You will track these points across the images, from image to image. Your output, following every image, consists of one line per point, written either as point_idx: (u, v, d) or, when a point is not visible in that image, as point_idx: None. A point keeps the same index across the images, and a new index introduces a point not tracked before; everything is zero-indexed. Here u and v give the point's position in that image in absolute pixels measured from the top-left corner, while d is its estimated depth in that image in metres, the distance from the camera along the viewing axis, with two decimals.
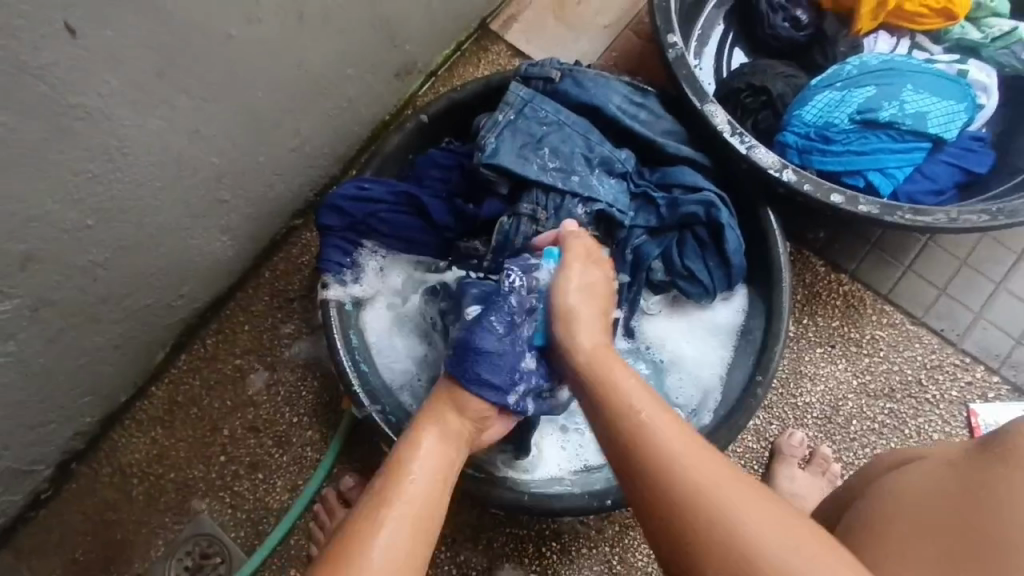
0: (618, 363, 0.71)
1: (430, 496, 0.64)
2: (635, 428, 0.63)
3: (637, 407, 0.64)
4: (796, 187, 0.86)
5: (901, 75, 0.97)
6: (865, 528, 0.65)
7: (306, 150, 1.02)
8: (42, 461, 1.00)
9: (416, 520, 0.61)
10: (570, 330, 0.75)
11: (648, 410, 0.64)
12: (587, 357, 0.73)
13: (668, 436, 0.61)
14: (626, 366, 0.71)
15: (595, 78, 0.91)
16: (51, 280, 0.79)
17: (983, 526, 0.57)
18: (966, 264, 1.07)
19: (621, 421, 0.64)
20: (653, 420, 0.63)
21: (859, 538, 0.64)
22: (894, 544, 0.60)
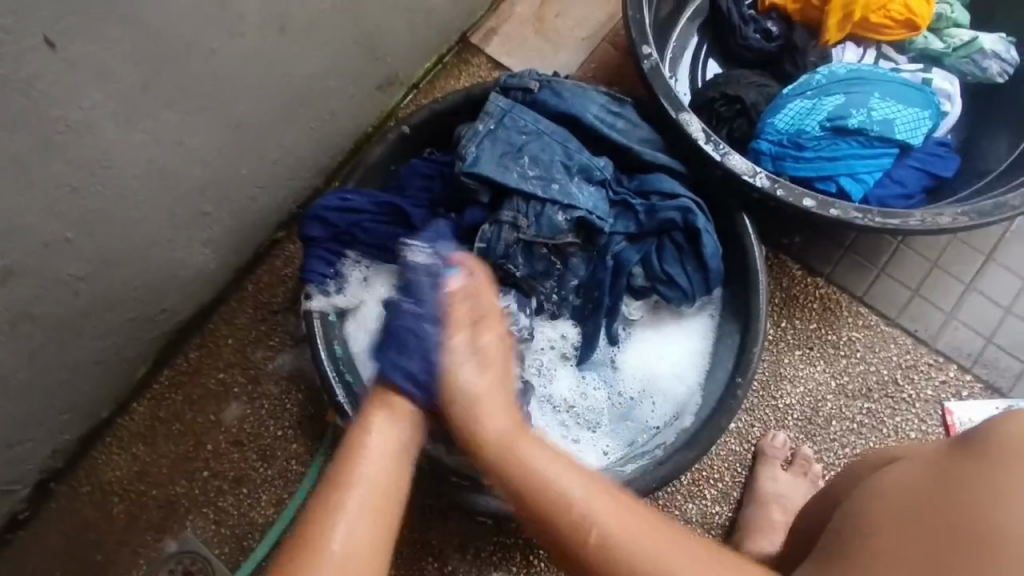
0: (524, 439, 0.67)
1: (387, 486, 0.64)
2: (602, 541, 0.59)
3: (587, 523, 0.60)
4: (770, 192, 0.89)
5: (869, 83, 1.01)
6: (852, 528, 0.66)
7: (289, 162, 1.03)
8: (20, 480, 0.98)
9: (373, 512, 0.62)
10: (484, 410, 0.69)
11: (590, 503, 0.61)
12: (496, 440, 0.67)
13: (630, 540, 0.59)
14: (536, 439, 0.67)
15: (573, 89, 0.93)
16: (32, 294, 0.78)
17: (973, 529, 0.58)
18: (937, 266, 1.10)
19: (572, 540, 0.60)
20: (622, 542, 0.59)
21: (846, 536, 0.66)
22: (879, 543, 0.62)
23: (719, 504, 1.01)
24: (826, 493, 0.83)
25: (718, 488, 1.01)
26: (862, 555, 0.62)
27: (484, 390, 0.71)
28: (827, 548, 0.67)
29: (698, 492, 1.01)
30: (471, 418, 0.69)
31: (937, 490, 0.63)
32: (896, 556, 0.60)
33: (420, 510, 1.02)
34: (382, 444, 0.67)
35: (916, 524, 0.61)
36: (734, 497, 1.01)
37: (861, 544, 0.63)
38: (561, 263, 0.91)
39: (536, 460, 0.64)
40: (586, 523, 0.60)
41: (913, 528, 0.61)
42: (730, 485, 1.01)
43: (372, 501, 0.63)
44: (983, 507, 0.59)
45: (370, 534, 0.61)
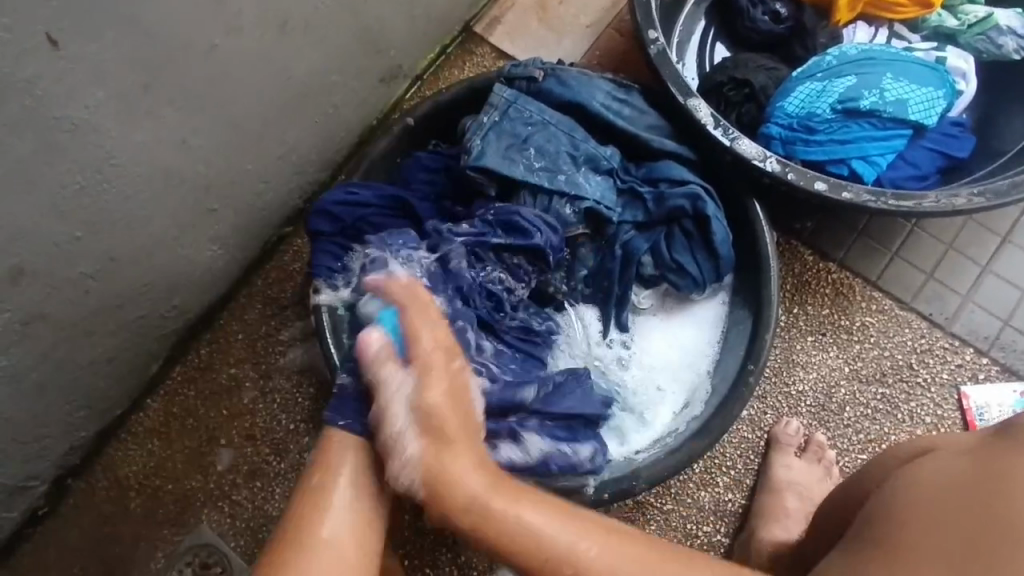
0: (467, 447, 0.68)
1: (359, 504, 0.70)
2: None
3: (517, 516, 0.65)
4: (780, 177, 0.87)
5: (881, 64, 0.99)
6: (885, 519, 0.65)
7: (294, 157, 1.03)
8: (38, 476, 1.00)
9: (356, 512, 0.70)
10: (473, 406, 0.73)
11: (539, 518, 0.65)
12: (479, 493, 0.66)
13: (609, 565, 0.63)
14: (527, 496, 0.66)
15: (578, 77, 0.92)
16: (42, 293, 0.79)
17: (1022, 525, 0.57)
18: (952, 248, 1.08)
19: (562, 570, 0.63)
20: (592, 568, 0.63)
21: (877, 528, 0.65)
22: (911, 536, 0.62)
23: (731, 491, 1.00)
24: (851, 479, 0.81)
25: (731, 476, 1.01)
26: (905, 553, 0.61)
27: (450, 413, 0.69)
28: (859, 542, 0.66)
29: (710, 480, 1.01)
30: (442, 445, 0.68)
31: (979, 484, 0.62)
32: (934, 549, 0.59)
33: None
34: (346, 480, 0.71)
35: (962, 517, 0.60)
36: (747, 485, 1.00)
37: (895, 538, 0.63)
38: (570, 253, 0.92)
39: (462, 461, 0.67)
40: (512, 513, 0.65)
41: (955, 520, 0.60)
42: (743, 473, 1.01)
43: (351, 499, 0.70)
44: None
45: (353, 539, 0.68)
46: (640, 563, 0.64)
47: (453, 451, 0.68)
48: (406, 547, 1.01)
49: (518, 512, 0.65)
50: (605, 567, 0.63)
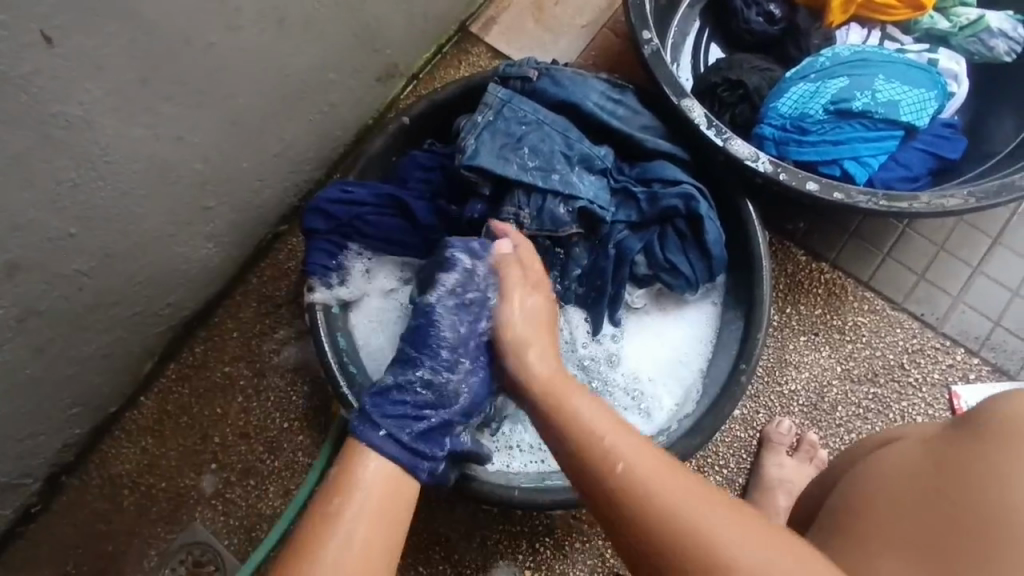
0: (570, 388, 0.73)
1: (385, 495, 0.68)
2: (625, 477, 0.63)
3: (614, 460, 0.64)
4: (773, 177, 0.87)
5: (873, 65, 0.99)
6: (850, 517, 0.65)
7: (290, 155, 1.03)
8: (32, 473, 1.00)
9: (375, 517, 0.66)
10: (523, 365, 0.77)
11: (618, 442, 0.66)
12: (545, 381, 0.75)
13: (663, 488, 0.61)
14: (581, 392, 0.72)
15: (572, 77, 0.92)
16: (36, 290, 0.79)
17: (978, 511, 0.57)
18: (943, 249, 1.08)
19: (626, 502, 0.61)
20: (650, 483, 0.61)
21: (844, 525, 0.65)
22: (873, 531, 0.62)
23: (724, 490, 1.01)
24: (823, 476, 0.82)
25: (724, 475, 1.01)
26: (861, 536, 0.62)
27: (557, 379, 0.75)
28: (826, 541, 0.66)
29: (703, 479, 1.01)
30: (555, 395, 0.72)
31: (936, 471, 0.62)
32: (896, 544, 0.59)
33: (425, 498, 1.03)
34: (372, 477, 0.69)
35: (919, 504, 0.61)
36: (739, 484, 1.01)
37: (860, 536, 0.62)
38: (563, 252, 0.92)
39: (584, 405, 0.70)
40: (614, 459, 0.65)
41: (911, 503, 0.61)
42: (735, 472, 1.01)
43: (375, 495, 0.67)
44: (984, 486, 0.58)
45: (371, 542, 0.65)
46: (666, 472, 0.63)
47: (568, 393, 0.72)
48: (400, 546, 1.02)
49: (621, 451, 0.65)
50: (682, 496, 0.60)
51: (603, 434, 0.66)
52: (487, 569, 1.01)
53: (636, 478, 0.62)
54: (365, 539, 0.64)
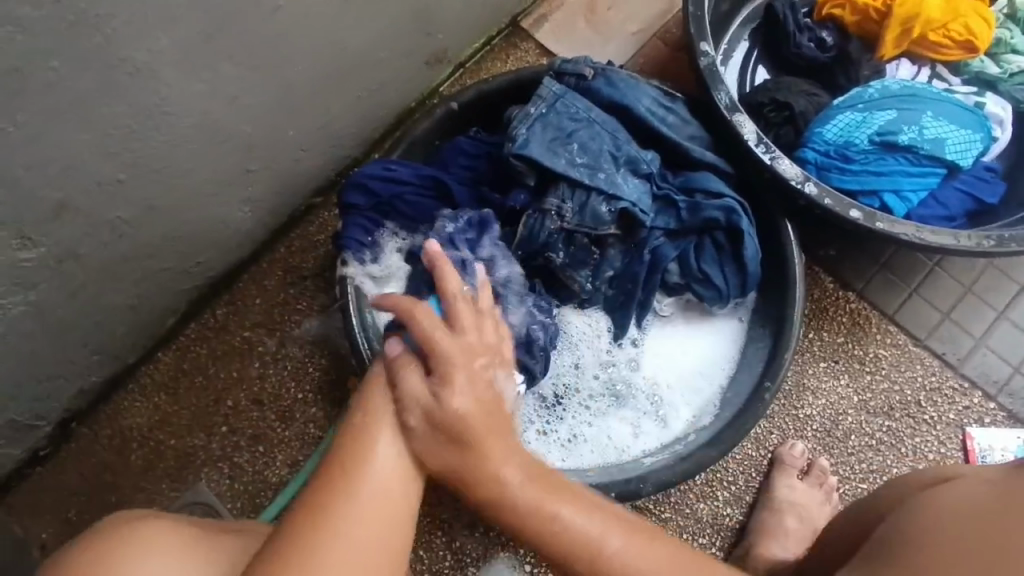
0: (502, 436, 0.63)
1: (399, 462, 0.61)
2: (616, 569, 0.58)
3: (557, 522, 0.59)
4: (817, 200, 0.88)
5: (922, 102, 1.00)
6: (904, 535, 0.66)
7: (333, 128, 1.04)
8: (45, 416, 1.00)
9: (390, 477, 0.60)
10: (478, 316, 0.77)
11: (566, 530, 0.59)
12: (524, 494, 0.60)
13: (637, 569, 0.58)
14: (564, 494, 0.61)
15: (627, 79, 0.93)
16: (80, 233, 0.79)
17: None
18: (970, 291, 1.09)
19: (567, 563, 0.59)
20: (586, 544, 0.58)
21: (896, 543, 0.66)
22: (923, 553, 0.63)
23: (731, 506, 1.01)
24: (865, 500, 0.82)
25: (732, 491, 1.02)
26: (923, 567, 0.62)
27: (473, 417, 0.62)
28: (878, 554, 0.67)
29: (711, 493, 1.01)
30: (467, 451, 0.61)
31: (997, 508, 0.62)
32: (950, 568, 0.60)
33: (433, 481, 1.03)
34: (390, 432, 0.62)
35: (979, 536, 0.61)
36: (746, 502, 1.01)
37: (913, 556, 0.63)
38: (599, 253, 0.91)
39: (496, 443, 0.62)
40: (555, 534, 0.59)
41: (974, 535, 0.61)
42: (744, 489, 1.01)
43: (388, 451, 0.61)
44: None
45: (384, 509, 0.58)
46: (648, 559, 0.58)
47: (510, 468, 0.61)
48: None
49: (551, 508, 0.60)
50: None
51: (556, 513, 0.59)
52: (487, 560, 1.01)
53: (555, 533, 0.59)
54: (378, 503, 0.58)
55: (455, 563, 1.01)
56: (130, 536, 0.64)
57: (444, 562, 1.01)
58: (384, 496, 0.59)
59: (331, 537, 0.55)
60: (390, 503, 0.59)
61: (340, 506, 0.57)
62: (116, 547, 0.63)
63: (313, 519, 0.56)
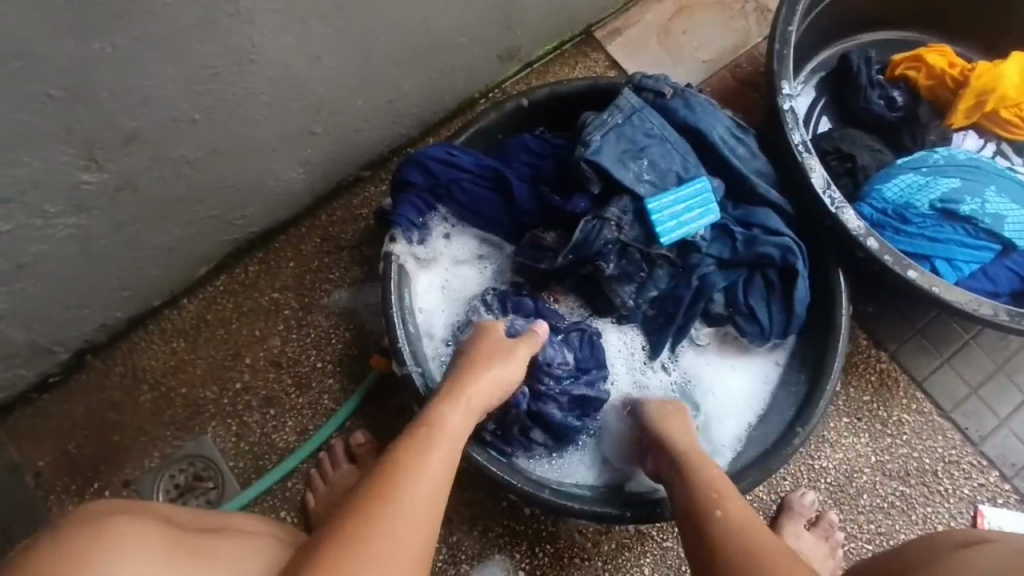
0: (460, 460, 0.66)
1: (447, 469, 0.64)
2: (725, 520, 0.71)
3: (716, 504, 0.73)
4: (875, 255, 0.88)
5: (987, 175, 1.00)
6: None
7: (399, 105, 1.03)
8: (64, 344, 0.99)
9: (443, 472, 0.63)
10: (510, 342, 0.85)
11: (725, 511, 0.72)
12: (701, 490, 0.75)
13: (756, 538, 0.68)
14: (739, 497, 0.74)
15: (704, 104, 0.93)
16: (141, 164, 0.79)
17: None
18: (1001, 370, 1.09)
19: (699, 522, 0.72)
20: (741, 525, 0.70)
21: None
22: None
23: None
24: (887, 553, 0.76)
25: None
26: None
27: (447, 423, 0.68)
28: None
29: None
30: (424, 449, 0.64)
31: None
32: None
33: None
34: (448, 436, 0.67)
35: None
36: None
37: None
38: (646, 270, 0.90)
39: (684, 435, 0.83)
40: (718, 501, 0.73)
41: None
42: None
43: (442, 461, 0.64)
44: None
45: (432, 504, 0.61)
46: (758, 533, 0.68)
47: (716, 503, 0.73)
48: None
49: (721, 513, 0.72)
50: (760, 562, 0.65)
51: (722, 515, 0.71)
52: (482, 560, 1.00)
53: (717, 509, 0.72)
54: (429, 495, 0.61)
55: (449, 558, 1.00)
56: (111, 528, 0.55)
57: (438, 556, 1.00)
58: (433, 499, 0.61)
59: (379, 527, 0.57)
60: (435, 502, 0.61)
61: (394, 496, 0.59)
62: (94, 544, 0.53)
63: (364, 513, 0.58)
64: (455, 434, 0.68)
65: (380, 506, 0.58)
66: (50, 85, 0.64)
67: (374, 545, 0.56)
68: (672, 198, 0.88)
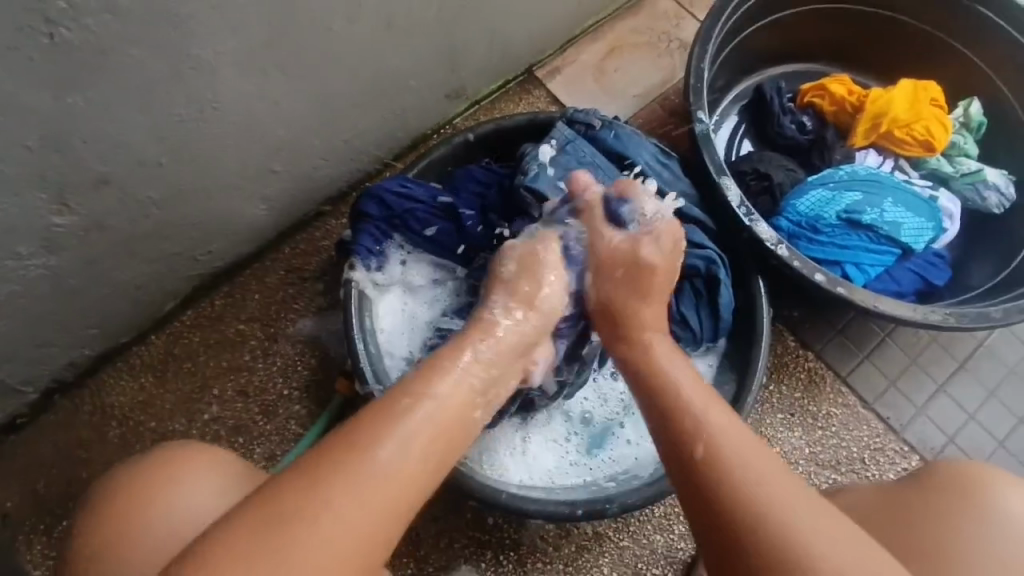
0: (448, 447, 0.64)
1: (432, 450, 0.62)
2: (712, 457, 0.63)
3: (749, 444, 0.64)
4: (787, 261, 0.98)
5: (884, 188, 1.12)
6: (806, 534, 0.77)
7: (354, 143, 1.11)
8: (32, 382, 1.02)
9: (426, 448, 0.62)
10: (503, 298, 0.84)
11: (710, 422, 0.66)
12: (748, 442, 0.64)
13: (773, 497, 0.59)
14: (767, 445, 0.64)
15: (631, 134, 1.03)
16: (111, 206, 0.85)
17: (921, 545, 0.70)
18: (915, 363, 1.20)
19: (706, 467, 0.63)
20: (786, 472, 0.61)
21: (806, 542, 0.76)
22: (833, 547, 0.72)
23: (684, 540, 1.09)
24: None
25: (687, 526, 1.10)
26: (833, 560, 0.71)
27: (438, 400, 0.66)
28: None
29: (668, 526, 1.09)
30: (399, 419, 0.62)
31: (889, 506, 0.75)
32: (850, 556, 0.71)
33: None
34: (438, 409, 0.65)
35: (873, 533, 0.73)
36: None
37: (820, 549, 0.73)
38: None
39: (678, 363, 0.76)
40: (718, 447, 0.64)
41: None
42: None
43: (429, 434, 0.63)
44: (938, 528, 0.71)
45: (406, 478, 0.59)
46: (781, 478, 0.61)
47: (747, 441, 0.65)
48: None
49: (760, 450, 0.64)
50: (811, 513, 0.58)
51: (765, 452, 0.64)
52: (448, 570, 1.05)
53: (747, 487, 0.60)
54: (403, 472, 0.59)
55: (418, 570, 1.04)
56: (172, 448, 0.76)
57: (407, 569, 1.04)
58: (389, 484, 0.58)
59: (309, 513, 0.54)
60: (390, 489, 0.58)
61: (357, 462, 0.57)
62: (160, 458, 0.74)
63: (316, 479, 0.56)
64: (435, 414, 0.64)
65: (346, 468, 0.57)
66: (25, 136, 0.70)
67: (309, 529, 0.53)
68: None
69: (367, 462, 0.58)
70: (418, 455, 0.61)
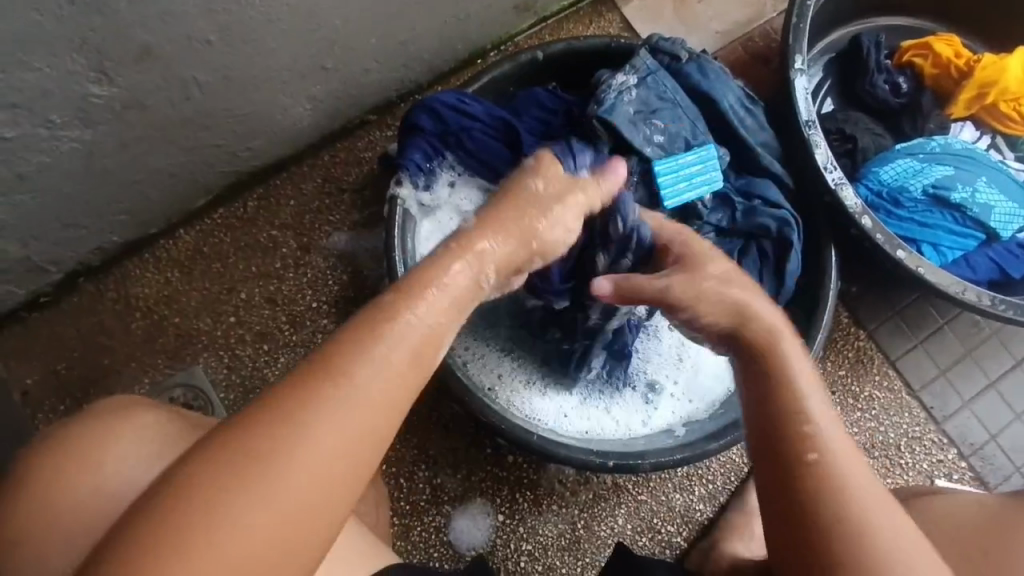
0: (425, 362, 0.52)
1: (415, 356, 0.52)
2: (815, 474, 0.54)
3: (812, 446, 0.56)
4: (868, 233, 0.91)
5: (980, 166, 1.03)
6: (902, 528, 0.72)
7: (411, 48, 1.02)
8: (58, 264, 0.98)
9: (403, 364, 0.51)
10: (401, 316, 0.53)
11: (834, 443, 0.56)
12: (815, 441, 0.56)
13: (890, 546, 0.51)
14: (845, 458, 0.56)
15: (718, 73, 0.94)
16: (151, 83, 0.78)
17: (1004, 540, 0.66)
18: (969, 356, 1.14)
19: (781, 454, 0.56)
20: (834, 477, 0.54)
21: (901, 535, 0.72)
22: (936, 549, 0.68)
23: (704, 503, 1.07)
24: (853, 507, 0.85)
25: (707, 489, 1.08)
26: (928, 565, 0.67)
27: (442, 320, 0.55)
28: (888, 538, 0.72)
29: (688, 487, 1.07)
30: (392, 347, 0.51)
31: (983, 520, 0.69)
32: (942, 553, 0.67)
33: (426, 421, 1.05)
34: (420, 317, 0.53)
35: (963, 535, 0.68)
36: (720, 501, 1.07)
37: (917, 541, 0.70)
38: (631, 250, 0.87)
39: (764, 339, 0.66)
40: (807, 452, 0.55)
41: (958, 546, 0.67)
42: (720, 490, 1.07)
43: (404, 349, 0.51)
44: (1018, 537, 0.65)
45: (381, 398, 0.49)
46: (870, 498, 0.54)
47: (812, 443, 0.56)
48: (388, 455, 1.04)
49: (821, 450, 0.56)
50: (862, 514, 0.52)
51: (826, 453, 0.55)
52: (463, 502, 1.03)
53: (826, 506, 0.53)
54: (377, 394, 0.49)
55: (431, 498, 1.03)
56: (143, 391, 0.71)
57: (421, 495, 1.03)
58: (362, 416, 0.48)
59: (279, 443, 0.45)
60: (376, 417, 0.48)
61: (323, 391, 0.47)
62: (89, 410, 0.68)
63: (271, 419, 0.46)
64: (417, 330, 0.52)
65: (315, 396, 0.47)
66: None
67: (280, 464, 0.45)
68: (693, 158, 0.90)
69: (338, 391, 0.47)
70: (396, 366, 0.50)
